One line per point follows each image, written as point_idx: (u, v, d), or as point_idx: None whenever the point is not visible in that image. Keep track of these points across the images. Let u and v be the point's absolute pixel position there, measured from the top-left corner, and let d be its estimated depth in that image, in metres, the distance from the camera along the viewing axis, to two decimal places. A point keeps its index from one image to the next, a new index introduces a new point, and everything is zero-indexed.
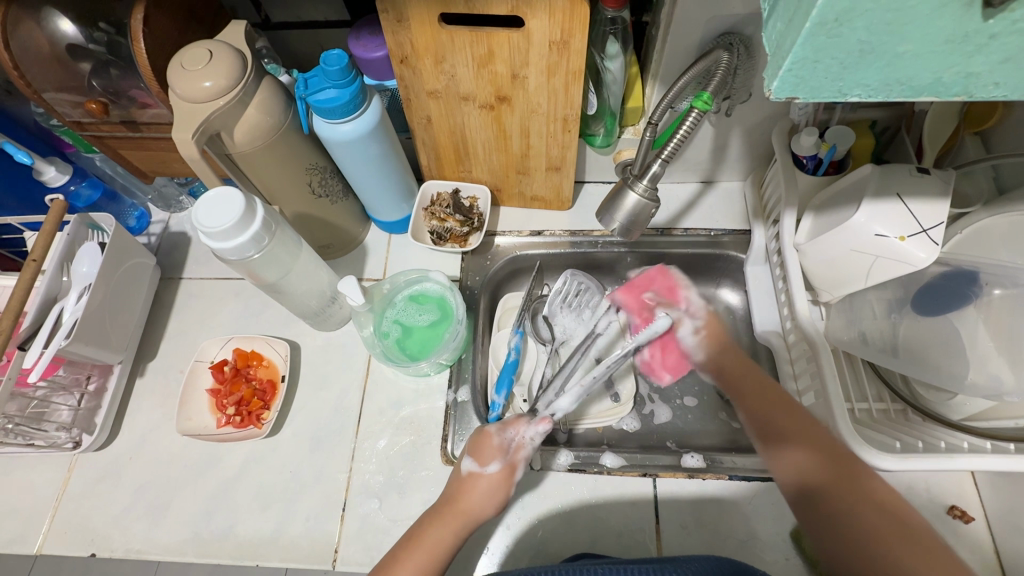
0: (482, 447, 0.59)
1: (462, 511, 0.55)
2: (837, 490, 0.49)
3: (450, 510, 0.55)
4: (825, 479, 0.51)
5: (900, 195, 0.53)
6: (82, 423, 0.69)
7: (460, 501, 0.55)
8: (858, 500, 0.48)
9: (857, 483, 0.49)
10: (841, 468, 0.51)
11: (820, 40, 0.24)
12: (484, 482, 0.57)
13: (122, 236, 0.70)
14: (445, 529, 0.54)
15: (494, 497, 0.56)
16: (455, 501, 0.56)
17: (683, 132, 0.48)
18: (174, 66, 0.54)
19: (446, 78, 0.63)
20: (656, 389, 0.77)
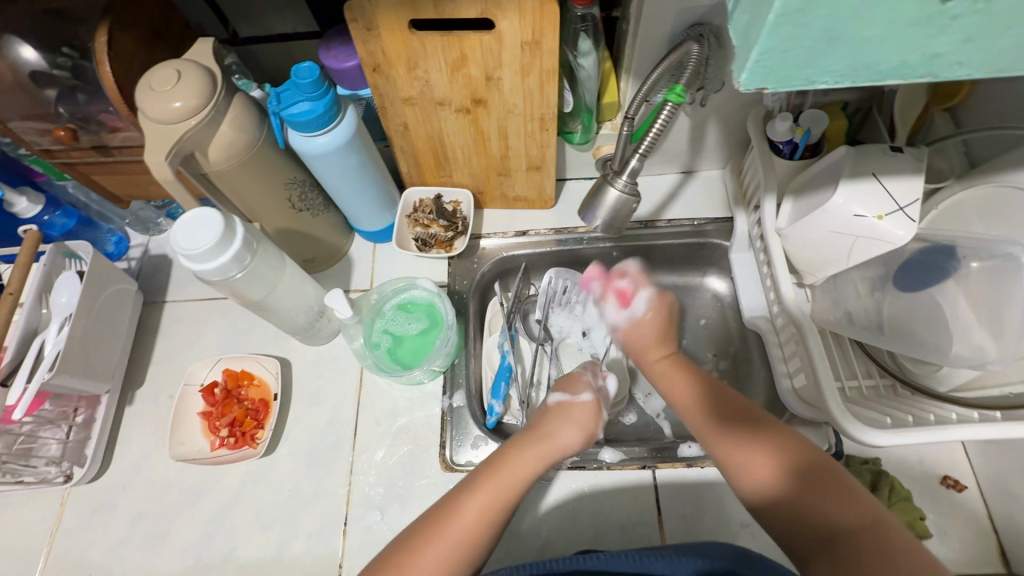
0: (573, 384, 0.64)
1: (546, 440, 0.58)
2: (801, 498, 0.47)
3: (539, 437, 0.58)
4: (784, 492, 0.48)
5: (875, 174, 0.54)
6: (72, 455, 0.68)
7: (544, 428, 0.59)
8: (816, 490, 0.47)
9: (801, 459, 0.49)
10: (797, 455, 0.49)
11: (787, 30, 0.24)
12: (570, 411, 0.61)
13: (102, 263, 0.68)
14: (530, 452, 0.56)
15: (585, 430, 0.60)
16: (539, 432, 0.59)
17: (660, 124, 0.48)
18: (142, 89, 0.53)
19: (420, 84, 0.63)
20: None
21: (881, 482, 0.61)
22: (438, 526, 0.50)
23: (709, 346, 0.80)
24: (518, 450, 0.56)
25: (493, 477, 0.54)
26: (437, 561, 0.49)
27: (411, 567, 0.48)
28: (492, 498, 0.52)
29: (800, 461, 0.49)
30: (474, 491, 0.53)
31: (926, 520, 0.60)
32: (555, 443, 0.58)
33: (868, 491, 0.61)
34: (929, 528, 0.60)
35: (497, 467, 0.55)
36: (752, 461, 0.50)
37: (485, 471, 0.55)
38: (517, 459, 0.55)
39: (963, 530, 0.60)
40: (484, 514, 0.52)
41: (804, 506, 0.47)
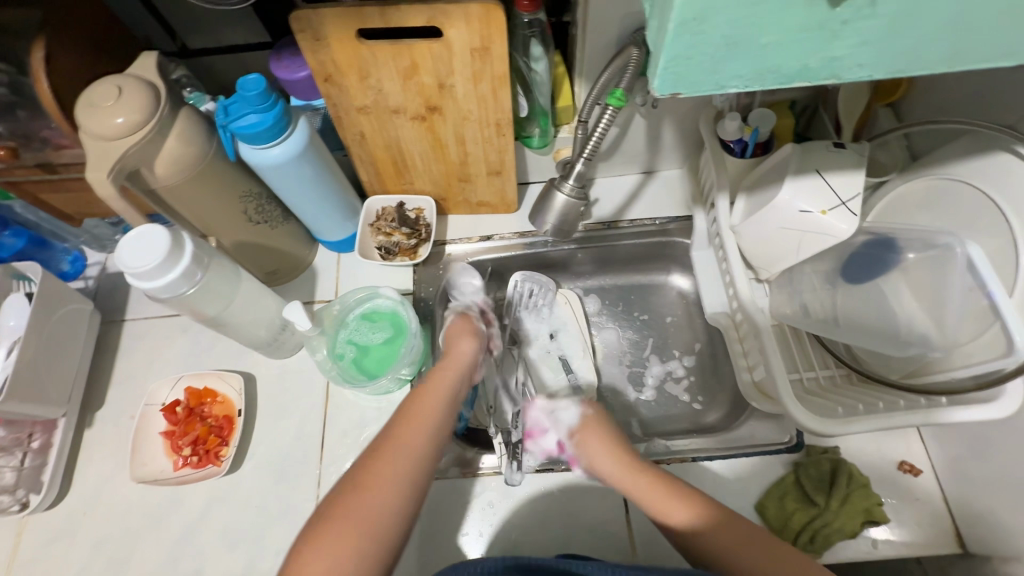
0: (463, 327, 0.69)
1: (451, 361, 0.63)
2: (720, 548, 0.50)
3: (449, 362, 0.62)
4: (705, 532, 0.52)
5: (818, 170, 0.55)
6: (28, 482, 0.66)
7: (449, 359, 0.63)
8: (744, 533, 0.50)
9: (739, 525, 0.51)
10: (713, 504, 0.54)
11: (688, 38, 0.24)
12: (465, 335, 0.67)
13: (53, 283, 0.67)
14: (446, 374, 0.60)
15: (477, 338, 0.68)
16: (445, 359, 0.63)
17: (601, 130, 0.47)
18: (81, 107, 0.52)
19: (374, 93, 0.63)
20: (628, 368, 0.80)
21: (840, 470, 0.62)
22: (382, 448, 0.50)
23: (675, 344, 0.81)
24: (434, 372, 0.60)
25: (419, 403, 0.55)
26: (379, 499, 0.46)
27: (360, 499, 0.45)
28: (420, 434, 0.52)
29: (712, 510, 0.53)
30: (408, 421, 0.53)
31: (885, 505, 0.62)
32: (460, 362, 0.63)
33: (828, 479, 0.62)
34: (887, 514, 0.61)
35: (420, 400, 0.55)
36: (671, 511, 0.54)
37: (410, 402, 0.55)
38: (437, 386, 0.58)
39: (920, 514, 0.61)
40: (418, 446, 0.51)
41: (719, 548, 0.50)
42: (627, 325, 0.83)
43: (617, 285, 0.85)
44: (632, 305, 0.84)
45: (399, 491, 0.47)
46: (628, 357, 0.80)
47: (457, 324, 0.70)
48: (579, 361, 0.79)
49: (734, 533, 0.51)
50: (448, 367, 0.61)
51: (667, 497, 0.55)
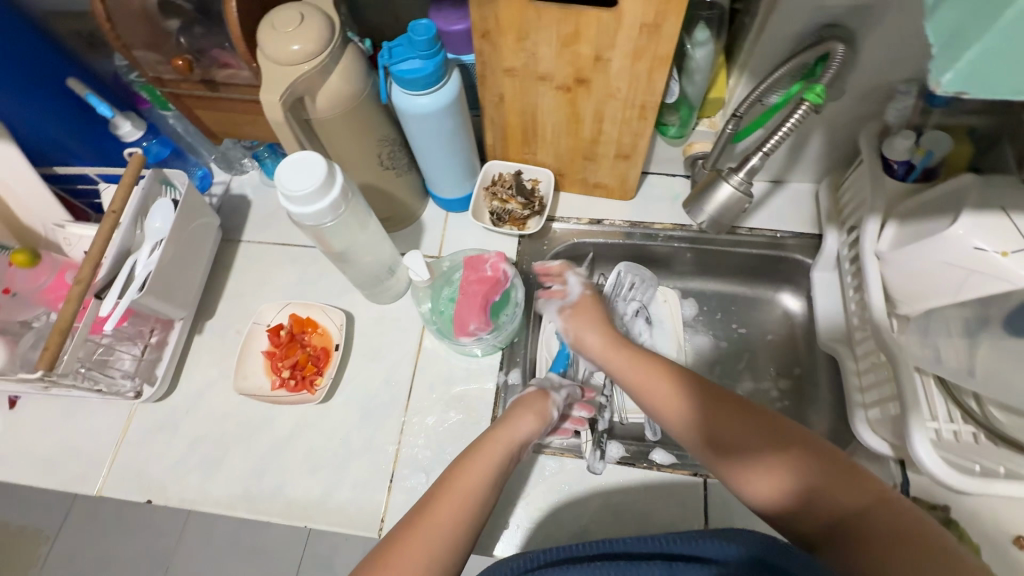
0: (535, 401, 0.64)
1: (496, 437, 0.58)
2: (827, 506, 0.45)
3: (491, 437, 0.58)
4: (807, 486, 0.46)
5: (1005, 208, 0.51)
6: (145, 373, 0.71)
7: (494, 432, 0.58)
8: (846, 490, 0.45)
9: (822, 458, 0.47)
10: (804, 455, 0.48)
11: (1017, 32, 0.22)
12: (526, 407, 0.63)
13: (194, 194, 0.71)
14: (489, 453, 0.56)
15: (537, 413, 0.63)
16: (491, 436, 0.58)
17: (788, 125, 0.45)
18: (263, 29, 0.54)
19: (526, 56, 0.62)
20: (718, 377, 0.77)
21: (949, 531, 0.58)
22: (414, 524, 0.48)
23: (773, 363, 0.77)
24: (480, 446, 0.56)
25: (456, 478, 0.53)
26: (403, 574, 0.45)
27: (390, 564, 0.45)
28: (449, 517, 0.49)
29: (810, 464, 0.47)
30: (446, 495, 0.51)
31: None
32: (514, 438, 0.59)
33: None
34: None
35: (456, 481, 0.53)
36: (758, 464, 0.49)
37: (452, 477, 0.53)
38: (479, 462, 0.55)
39: None
40: (446, 527, 0.49)
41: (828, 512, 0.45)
42: (723, 335, 0.80)
43: (719, 292, 0.82)
44: (731, 316, 0.81)
45: None
46: (719, 368, 0.78)
47: (529, 397, 0.64)
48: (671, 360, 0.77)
49: (828, 470, 0.46)
50: (490, 441, 0.57)
51: (748, 442, 0.50)
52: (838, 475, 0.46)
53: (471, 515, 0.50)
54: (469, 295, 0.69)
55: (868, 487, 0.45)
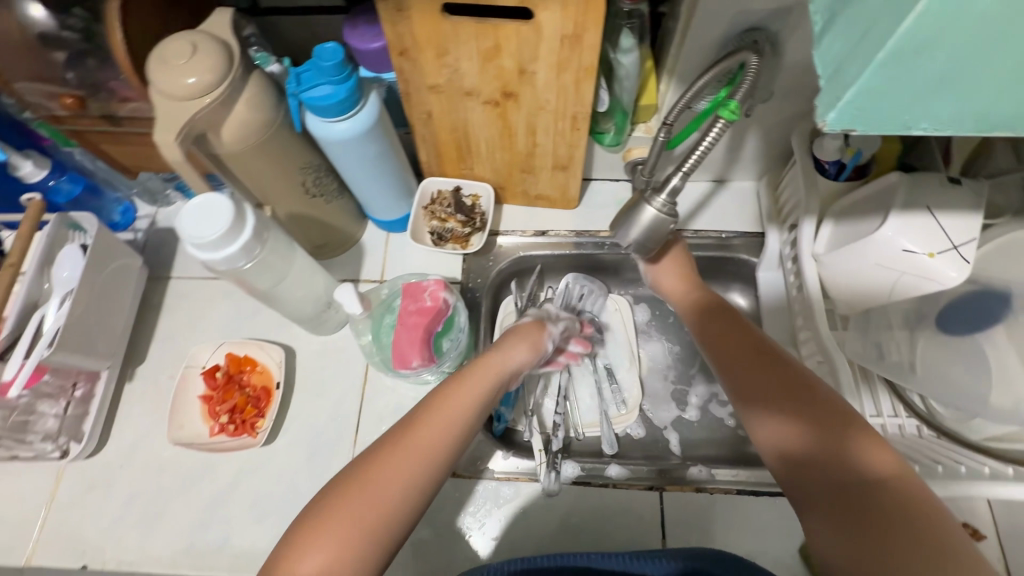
0: (530, 333, 0.64)
1: (489, 361, 0.56)
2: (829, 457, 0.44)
3: (484, 360, 0.56)
4: (813, 439, 0.45)
5: (930, 208, 0.51)
6: (70, 430, 0.67)
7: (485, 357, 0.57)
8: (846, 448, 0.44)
9: (824, 405, 0.47)
10: (825, 406, 0.47)
11: (892, 71, 0.21)
12: (523, 335, 0.63)
13: (107, 236, 0.66)
14: (483, 375, 0.54)
15: (533, 343, 0.63)
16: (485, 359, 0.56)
17: (707, 144, 0.43)
18: (153, 62, 0.50)
19: (449, 72, 0.59)
20: (673, 381, 0.77)
21: None
22: (402, 438, 0.46)
23: None
24: (474, 366, 0.55)
25: (448, 394, 0.51)
26: (389, 482, 0.44)
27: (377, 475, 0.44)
28: (437, 433, 0.47)
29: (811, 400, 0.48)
30: (438, 410, 0.49)
31: None
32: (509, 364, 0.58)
33: None
34: None
35: (446, 396, 0.51)
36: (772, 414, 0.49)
37: (428, 406, 0.50)
38: (475, 382, 0.53)
39: None
40: (432, 448, 0.46)
41: (828, 473, 0.43)
42: (676, 339, 0.79)
43: None
44: None
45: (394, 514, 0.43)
46: (673, 373, 0.77)
47: (525, 325, 0.65)
48: (624, 371, 0.76)
49: (827, 422, 0.45)
50: (484, 363, 0.56)
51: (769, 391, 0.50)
52: (836, 423, 0.45)
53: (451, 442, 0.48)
54: (408, 326, 0.66)
55: (870, 450, 0.43)
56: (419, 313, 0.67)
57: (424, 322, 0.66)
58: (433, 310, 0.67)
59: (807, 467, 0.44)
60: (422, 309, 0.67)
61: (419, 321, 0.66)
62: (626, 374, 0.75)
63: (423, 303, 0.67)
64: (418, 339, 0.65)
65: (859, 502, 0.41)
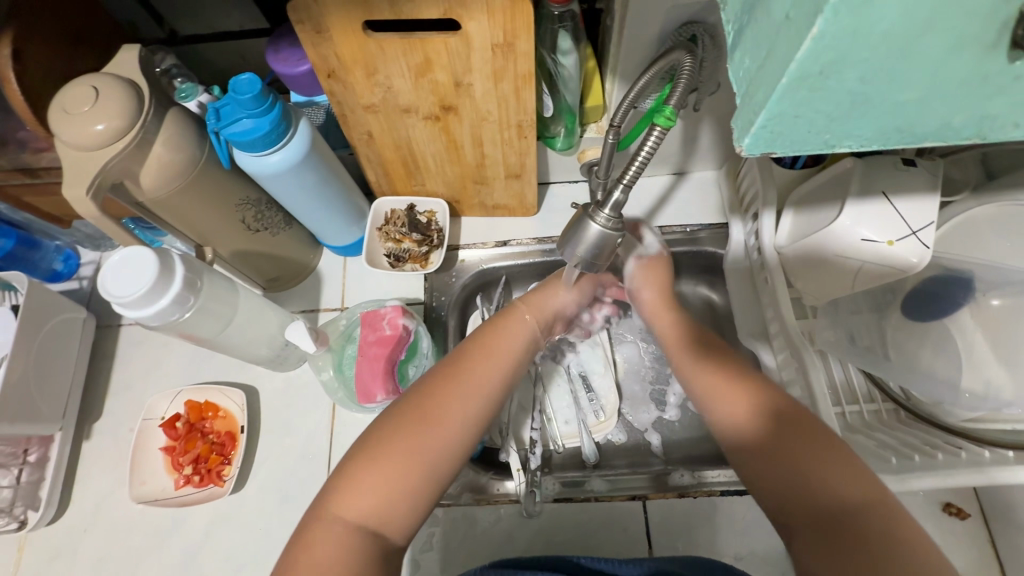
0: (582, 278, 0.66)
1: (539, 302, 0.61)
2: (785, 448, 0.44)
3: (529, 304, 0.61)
4: (770, 430, 0.45)
5: (885, 192, 0.50)
6: (26, 499, 0.64)
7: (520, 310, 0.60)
8: (804, 441, 0.44)
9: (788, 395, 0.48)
10: (780, 403, 0.47)
11: (800, 95, 0.19)
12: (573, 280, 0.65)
13: (42, 293, 0.63)
14: (517, 326, 0.58)
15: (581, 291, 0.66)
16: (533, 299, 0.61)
17: (647, 150, 0.40)
18: (55, 112, 0.47)
19: (382, 90, 0.56)
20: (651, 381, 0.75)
21: None
22: (435, 393, 0.49)
23: None
24: (515, 311, 0.59)
25: (483, 354, 0.54)
26: (418, 440, 0.46)
27: (418, 432, 0.46)
28: (463, 397, 0.50)
29: (781, 403, 0.47)
30: (469, 374, 0.51)
31: None
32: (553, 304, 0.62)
33: None
34: None
35: (477, 359, 0.53)
36: (733, 406, 0.48)
37: (456, 368, 0.52)
38: (507, 339, 0.56)
39: (966, 559, 0.57)
40: (462, 413, 0.49)
41: (789, 461, 0.43)
42: (651, 339, 0.78)
43: None
44: None
45: (428, 468, 0.45)
46: (651, 374, 0.76)
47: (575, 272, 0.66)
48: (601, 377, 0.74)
49: (786, 420, 0.45)
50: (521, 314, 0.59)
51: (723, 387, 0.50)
52: (797, 419, 0.45)
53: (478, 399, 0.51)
54: (369, 356, 0.64)
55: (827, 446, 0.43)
56: (379, 342, 0.64)
57: (384, 352, 0.64)
58: (391, 337, 0.64)
59: (770, 460, 0.44)
60: (381, 338, 0.64)
61: (379, 350, 0.64)
62: (603, 381, 0.74)
63: (381, 330, 0.65)
64: (380, 371, 0.63)
65: (835, 524, 0.39)
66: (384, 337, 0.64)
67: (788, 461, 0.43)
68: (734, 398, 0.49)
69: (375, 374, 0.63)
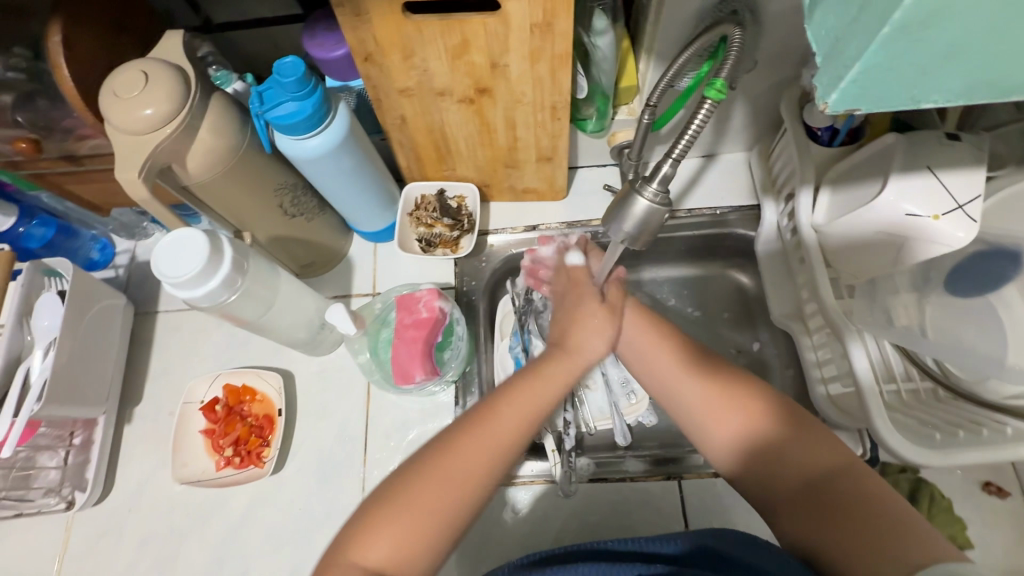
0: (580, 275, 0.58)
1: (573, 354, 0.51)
2: (777, 448, 0.45)
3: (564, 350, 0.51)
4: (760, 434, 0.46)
5: (930, 166, 0.49)
6: (73, 480, 0.65)
7: (548, 365, 0.50)
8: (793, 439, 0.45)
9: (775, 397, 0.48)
10: (767, 403, 0.47)
11: (897, 46, 0.19)
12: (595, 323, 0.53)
13: (85, 280, 0.64)
14: (547, 384, 0.49)
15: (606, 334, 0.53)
16: (569, 348, 0.52)
17: (696, 125, 0.41)
18: (105, 97, 0.47)
19: (417, 73, 0.57)
20: None
21: (922, 490, 0.58)
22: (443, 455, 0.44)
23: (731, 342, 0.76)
24: (551, 367, 0.50)
25: (498, 413, 0.47)
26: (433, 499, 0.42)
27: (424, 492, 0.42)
28: (483, 460, 0.44)
29: (767, 407, 0.47)
30: (487, 427, 0.46)
31: (967, 529, 0.57)
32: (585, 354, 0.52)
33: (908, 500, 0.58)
34: (971, 538, 0.57)
35: (494, 415, 0.47)
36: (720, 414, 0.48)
37: (470, 423, 0.46)
38: (535, 396, 0.48)
39: (1006, 538, 0.57)
40: (479, 472, 0.44)
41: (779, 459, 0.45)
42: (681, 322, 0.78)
43: (670, 279, 0.80)
44: (686, 299, 0.79)
45: (441, 526, 0.42)
46: None
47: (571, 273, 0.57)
48: None
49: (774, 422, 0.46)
50: (549, 370, 0.50)
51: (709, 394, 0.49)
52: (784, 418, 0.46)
53: (517, 453, 0.46)
54: (406, 339, 0.65)
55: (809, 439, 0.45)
56: (416, 325, 0.66)
57: (421, 334, 0.65)
58: (428, 320, 0.66)
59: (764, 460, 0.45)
60: (418, 321, 0.66)
61: (417, 332, 0.65)
62: None
63: (418, 313, 0.66)
64: (418, 352, 0.64)
65: (821, 507, 0.42)
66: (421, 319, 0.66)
67: (769, 460, 0.45)
68: (719, 406, 0.48)
69: (412, 355, 0.64)
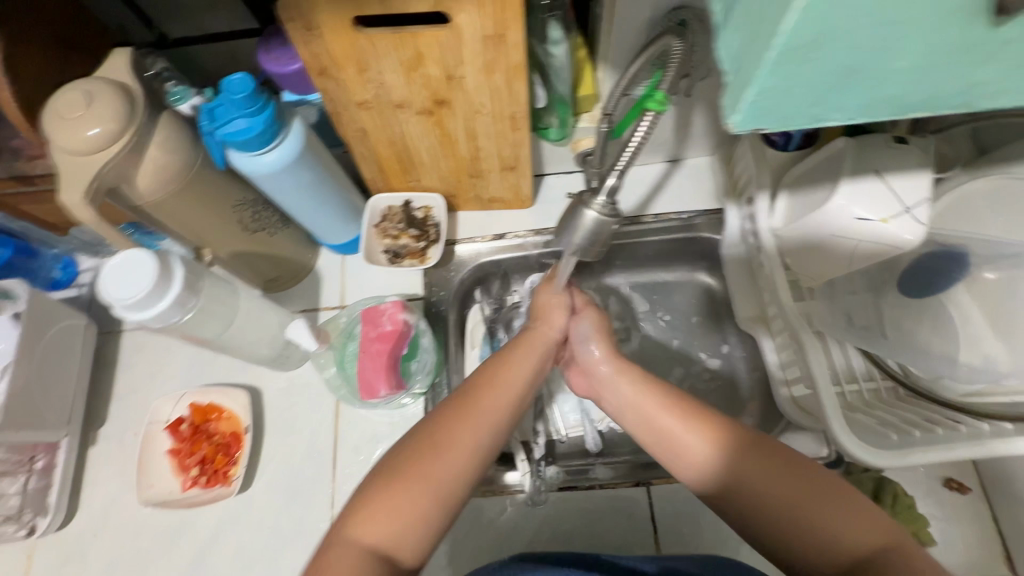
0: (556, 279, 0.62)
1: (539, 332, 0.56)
2: (743, 476, 0.43)
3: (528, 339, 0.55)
4: (725, 463, 0.44)
5: (878, 170, 0.50)
6: (34, 505, 0.64)
7: (508, 365, 0.52)
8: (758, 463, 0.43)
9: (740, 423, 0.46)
10: (739, 428, 0.45)
11: (787, 69, 0.19)
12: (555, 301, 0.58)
13: (42, 301, 0.63)
14: (509, 381, 0.51)
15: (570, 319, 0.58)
16: (528, 341, 0.54)
17: (639, 136, 0.42)
18: (49, 117, 0.47)
19: (374, 87, 0.56)
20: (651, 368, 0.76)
21: (884, 488, 0.59)
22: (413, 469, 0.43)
23: (700, 345, 0.76)
24: (517, 350, 0.53)
25: (468, 417, 0.47)
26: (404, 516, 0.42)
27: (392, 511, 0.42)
28: (453, 470, 0.44)
29: (737, 432, 0.45)
30: (457, 437, 0.45)
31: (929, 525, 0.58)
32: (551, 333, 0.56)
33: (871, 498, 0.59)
34: (933, 535, 0.58)
35: (462, 423, 0.46)
36: (687, 439, 0.46)
37: (440, 432, 0.46)
38: (496, 395, 0.49)
39: (967, 532, 0.58)
40: (451, 487, 0.44)
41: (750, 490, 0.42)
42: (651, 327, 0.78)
43: (637, 285, 0.80)
44: (656, 304, 0.79)
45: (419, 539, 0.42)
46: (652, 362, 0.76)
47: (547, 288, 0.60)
48: None
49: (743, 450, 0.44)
50: (508, 366, 0.52)
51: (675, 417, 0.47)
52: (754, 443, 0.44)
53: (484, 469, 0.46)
54: (371, 353, 0.65)
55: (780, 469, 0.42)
56: (380, 339, 0.65)
57: (386, 349, 0.65)
58: (392, 335, 0.65)
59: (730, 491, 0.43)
60: (382, 335, 0.65)
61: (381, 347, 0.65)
62: None
63: (382, 327, 0.66)
64: (382, 367, 0.64)
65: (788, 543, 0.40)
66: (385, 334, 0.65)
67: (745, 490, 0.42)
68: (681, 427, 0.46)
69: (377, 371, 0.64)
